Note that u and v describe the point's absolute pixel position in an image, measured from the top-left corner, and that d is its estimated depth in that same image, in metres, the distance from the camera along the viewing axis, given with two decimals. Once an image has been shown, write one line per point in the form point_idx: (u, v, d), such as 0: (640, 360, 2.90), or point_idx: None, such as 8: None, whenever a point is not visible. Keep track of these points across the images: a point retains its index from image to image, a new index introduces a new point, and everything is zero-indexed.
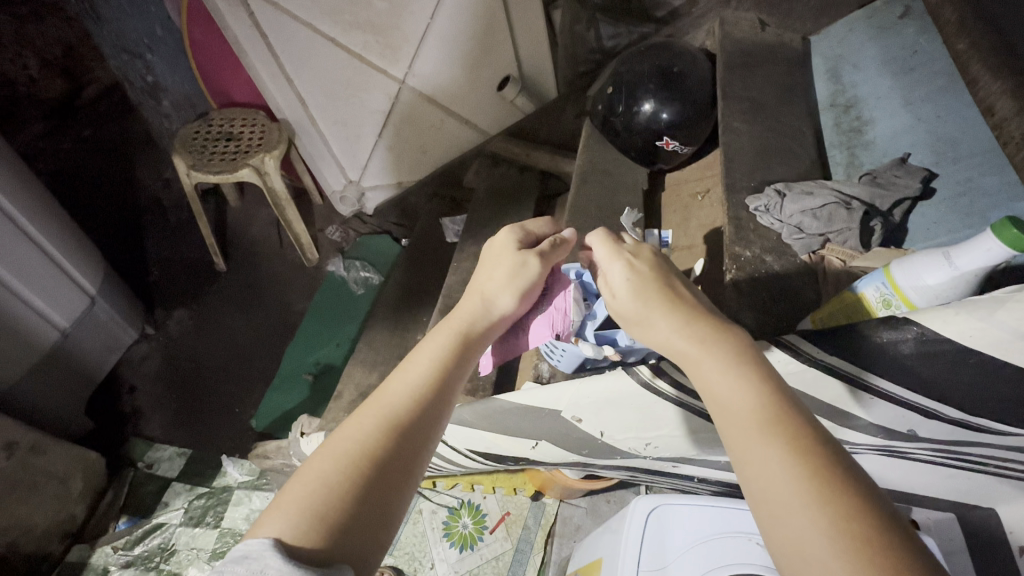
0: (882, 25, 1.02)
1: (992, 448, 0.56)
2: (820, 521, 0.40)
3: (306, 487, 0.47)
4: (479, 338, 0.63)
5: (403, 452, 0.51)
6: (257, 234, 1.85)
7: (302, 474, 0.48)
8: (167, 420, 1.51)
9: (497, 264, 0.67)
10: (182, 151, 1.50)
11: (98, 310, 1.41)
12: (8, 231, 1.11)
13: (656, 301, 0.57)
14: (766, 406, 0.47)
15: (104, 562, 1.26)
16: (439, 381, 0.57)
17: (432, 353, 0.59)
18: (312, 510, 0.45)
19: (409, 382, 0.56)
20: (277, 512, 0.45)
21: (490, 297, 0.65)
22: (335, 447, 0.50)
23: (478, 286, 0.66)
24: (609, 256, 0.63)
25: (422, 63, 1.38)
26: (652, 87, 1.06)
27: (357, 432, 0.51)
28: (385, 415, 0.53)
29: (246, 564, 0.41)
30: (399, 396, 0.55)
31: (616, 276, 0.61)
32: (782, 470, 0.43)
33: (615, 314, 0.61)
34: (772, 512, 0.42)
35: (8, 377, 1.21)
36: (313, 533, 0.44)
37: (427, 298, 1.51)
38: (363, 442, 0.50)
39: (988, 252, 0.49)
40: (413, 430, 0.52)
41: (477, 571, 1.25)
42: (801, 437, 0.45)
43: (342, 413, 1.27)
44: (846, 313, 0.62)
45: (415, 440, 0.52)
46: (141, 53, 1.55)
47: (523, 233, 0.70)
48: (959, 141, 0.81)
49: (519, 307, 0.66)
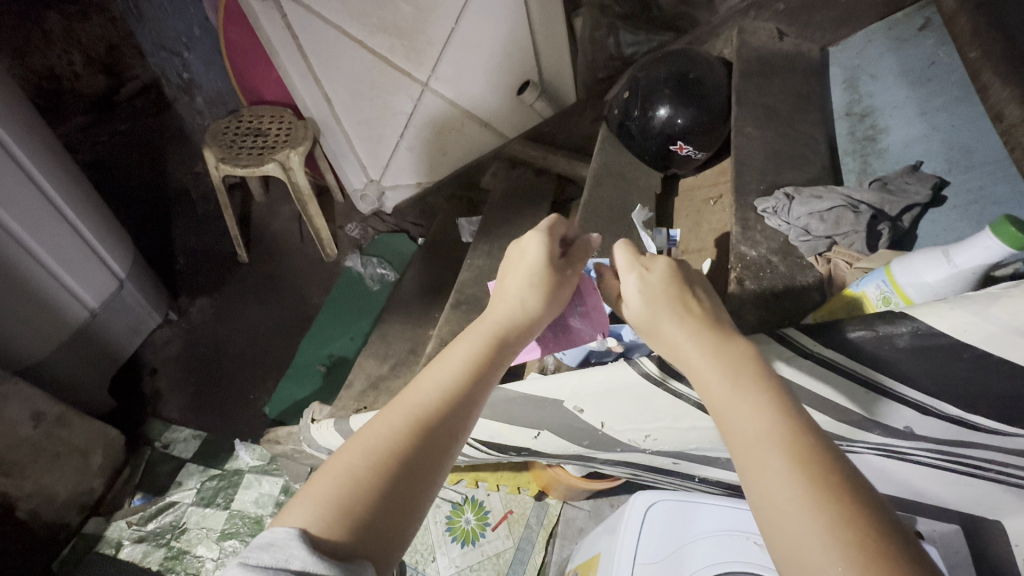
0: (902, 37, 1.03)
1: (990, 449, 0.58)
2: (826, 533, 0.40)
3: (334, 479, 0.48)
4: (512, 341, 0.63)
5: (426, 449, 0.52)
6: (279, 229, 1.90)
7: (329, 466, 0.50)
8: (185, 403, 1.55)
9: (527, 267, 0.66)
10: (212, 144, 1.56)
11: (126, 293, 1.47)
12: (46, 212, 1.17)
13: (663, 314, 0.57)
14: (779, 417, 0.47)
15: (118, 535, 1.31)
16: (469, 381, 0.58)
17: (462, 353, 0.60)
18: (337, 502, 0.47)
19: (439, 380, 0.57)
20: (305, 503, 0.47)
21: (527, 299, 0.64)
22: (363, 442, 0.52)
23: (512, 287, 0.65)
24: (623, 269, 0.62)
25: (445, 67, 1.45)
26: (667, 93, 1.08)
27: (385, 429, 0.53)
28: (413, 413, 0.54)
29: (272, 552, 0.42)
30: (426, 394, 0.56)
31: (630, 286, 0.60)
32: (789, 485, 0.43)
33: (629, 322, 0.61)
34: (784, 525, 0.42)
35: (39, 351, 1.27)
36: (337, 526, 0.45)
37: (441, 295, 1.54)
38: (391, 439, 0.52)
39: (987, 250, 0.51)
40: (438, 427, 0.54)
41: (478, 567, 1.26)
42: (814, 450, 0.45)
43: (352, 401, 1.30)
44: (847, 309, 0.64)
45: (440, 438, 0.53)
46: (179, 52, 1.63)
47: (552, 235, 0.69)
48: (973, 150, 0.82)
49: (549, 309, 0.66)
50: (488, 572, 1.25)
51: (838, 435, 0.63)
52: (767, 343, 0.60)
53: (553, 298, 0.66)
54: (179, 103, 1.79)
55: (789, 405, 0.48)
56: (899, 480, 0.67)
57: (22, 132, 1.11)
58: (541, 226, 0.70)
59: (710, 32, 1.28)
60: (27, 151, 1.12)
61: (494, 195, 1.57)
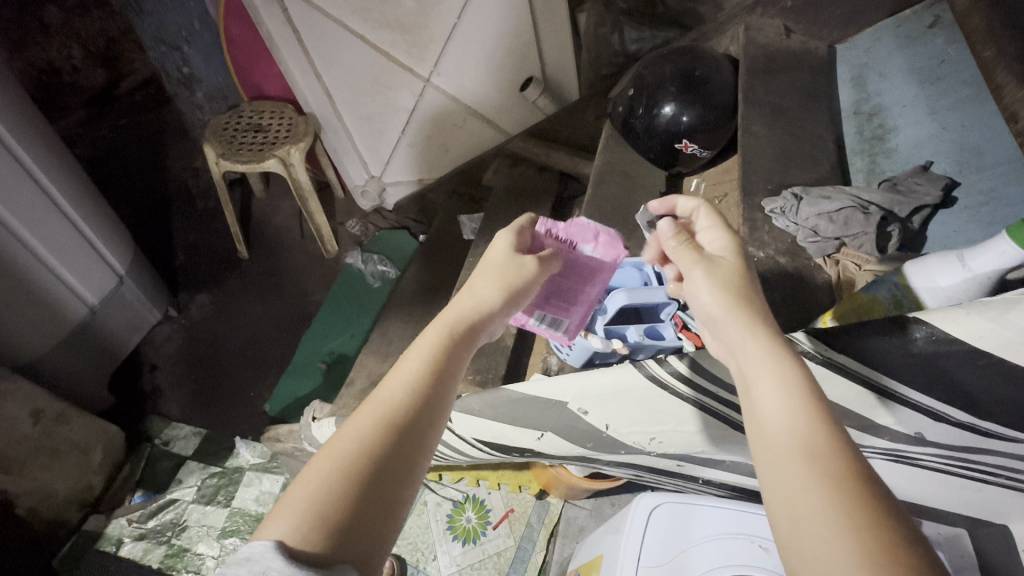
0: (910, 34, 1.02)
1: (1000, 456, 0.57)
2: (842, 532, 0.36)
3: (306, 487, 0.45)
4: (472, 335, 0.62)
5: (400, 447, 0.50)
6: (280, 225, 1.89)
7: (304, 475, 0.47)
8: (185, 400, 1.55)
9: (492, 265, 0.66)
10: (212, 139, 1.54)
11: (126, 289, 1.46)
12: (44, 207, 1.16)
13: (711, 282, 0.55)
14: (787, 413, 0.44)
15: (119, 533, 1.30)
16: (434, 375, 0.56)
17: (425, 347, 0.58)
18: (316, 510, 0.44)
19: (405, 377, 0.55)
20: (280, 514, 0.44)
21: (478, 291, 0.64)
22: (336, 446, 0.49)
23: (469, 283, 0.65)
24: (709, 226, 0.61)
25: (447, 62, 1.43)
26: (673, 90, 1.06)
27: (354, 431, 0.50)
28: (381, 413, 0.51)
29: (247, 566, 0.40)
30: (395, 392, 0.53)
31: (720, 246, 0.59)
32: (805, 485, 0.40)
33: (704, 267, 0.57)
34: (801, 528, 0.38)
35: (39, 348, 1.26)
36: (313, 535, 0.42)
37: (443, 292, 1.53)
38: (361, 440, 0.49)
39: (1002, 255, 0.52)
40: (410, 424, 0.51)
41: (478, 565, 1.25)
42: (825, 446, 0.41)
43: (353, 399, 1.29)
44: (858, 312, 0.64)
45: (412, 434, 0.51)
46: (179, 46, 1.61)
47: (518, 238, 0.70)
48: (984, 150, 0.81)
49: (506, 306, 0.65)
50: (489, 570, 1.25)
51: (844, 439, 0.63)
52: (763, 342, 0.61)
53: (512, 294, 0.65)
54: (179, 97, 1.77)
55: (789, 395, 0.45)
56: (907, 484, 0.66)
57: (19, 125, 1.09)
58: (511, 227, 0.70)
59: (716, 29, 1.27)
60: (25, 146, 1.10)
61: (496, 192, 1.56)
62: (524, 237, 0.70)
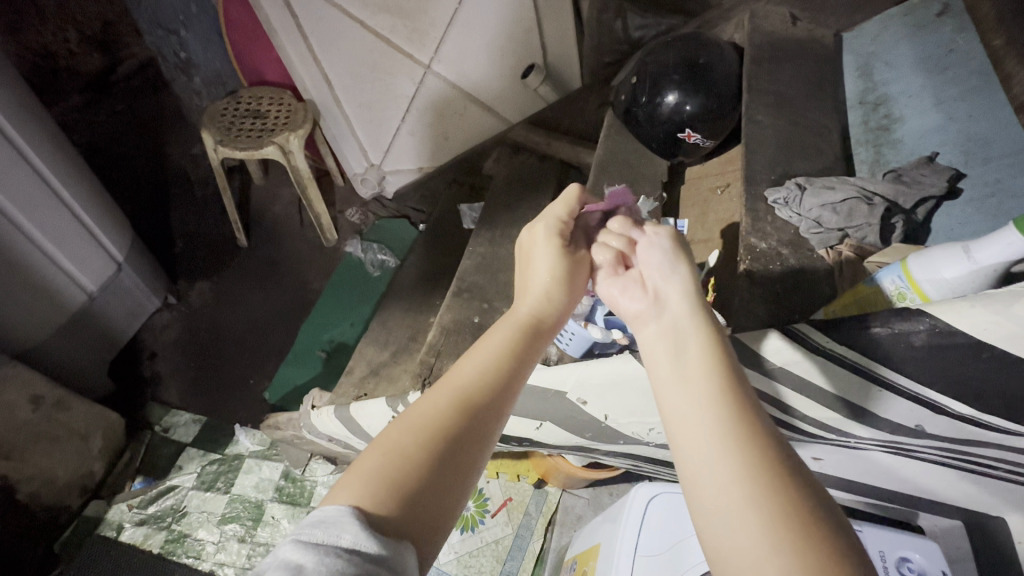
0: (918, 23, 1.00)
1: (1001, 449, 0.56)
2: (765, 514, 0.39)
3: (381, 456, 0.45)
4: (545, 330, 0.61)
5: (471, 429, 0.49)
6: (280, 212, 1.88)
7: (380, 444, 0.46)
8: (185, 387, 1.55)
9: (547, 253, 0.65)
10: (210, 125, 1.52)
11: (123, 276, 1.45)
12: (41, 192, 1.15)
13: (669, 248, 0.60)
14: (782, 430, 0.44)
15: (119, 518, 1.31)
16: (508, 370, 0.55)
17: (500, 339, 0.58)
18: (388, 478, 0.43)
19: (479, 365, 0.54)
20: (353, 479, 0.43)
21: (553, 290, 0.63)
22: (412, 420, 0.48)
23: (538, 277, 0.64)
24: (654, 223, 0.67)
25: (447, 49, 1.42)
26: (676, 78, 1.05)
27: (429, 408, 0.50)
28: (457, 395, 0.51)
29: (324, 528, 0.38)
30: (469, 377, 0.53)
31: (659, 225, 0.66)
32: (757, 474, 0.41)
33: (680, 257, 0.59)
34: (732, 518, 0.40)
35: (35, 335, 1.26)
36: (387, 502, 0.42)
37: (442, 283, 1.51)
38: (435, 417, 0.49)
39: (1009, 246, 0.52)
40: (483, 410, 0.50)
41: (477, 553, 1.26)
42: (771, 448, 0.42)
43: (352, 388, 1.28)
44: (860, 304, 0.64)
45: (486, 422, 0.50)
46: (176, 30, 1.59)
47: (560, 225, 0.68)
48: (992, 141, 0.80)
49: (571, 302, 0.64)
50: (487, 557, 1.26)
51: (832, 426, 0.64)
52: (766, 340, 0.62)
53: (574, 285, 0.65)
54: (177, 83, 1.75)
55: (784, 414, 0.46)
56: (907, 477, 0.66)
57: (15, 110, 1.08)
58: (553, 214, 0.68)
59: (721, 16, 1.25)
60: (20, 130, 1.09)
61: (496, 181, 1.53)
62: (569, 224, 0.69)
